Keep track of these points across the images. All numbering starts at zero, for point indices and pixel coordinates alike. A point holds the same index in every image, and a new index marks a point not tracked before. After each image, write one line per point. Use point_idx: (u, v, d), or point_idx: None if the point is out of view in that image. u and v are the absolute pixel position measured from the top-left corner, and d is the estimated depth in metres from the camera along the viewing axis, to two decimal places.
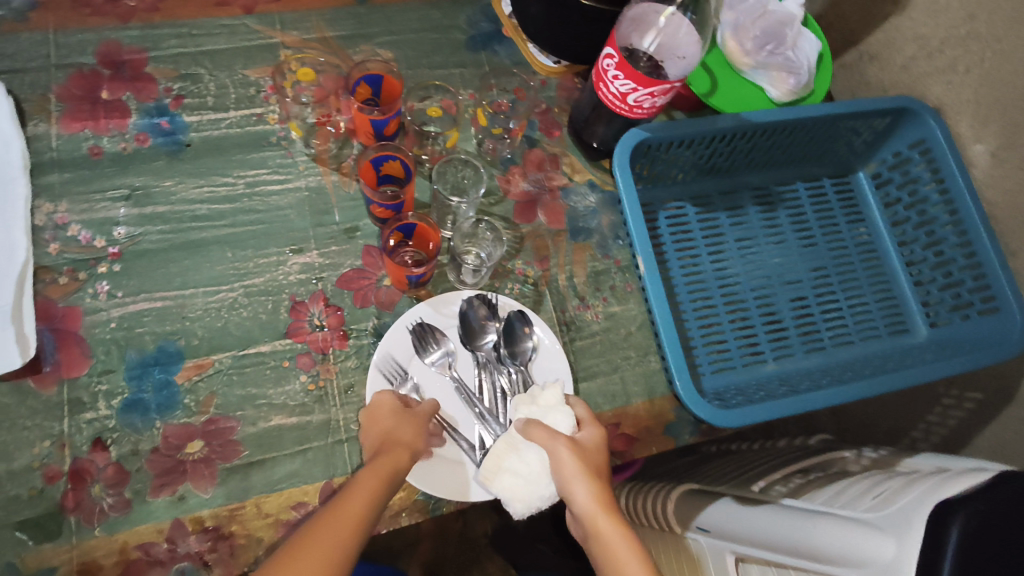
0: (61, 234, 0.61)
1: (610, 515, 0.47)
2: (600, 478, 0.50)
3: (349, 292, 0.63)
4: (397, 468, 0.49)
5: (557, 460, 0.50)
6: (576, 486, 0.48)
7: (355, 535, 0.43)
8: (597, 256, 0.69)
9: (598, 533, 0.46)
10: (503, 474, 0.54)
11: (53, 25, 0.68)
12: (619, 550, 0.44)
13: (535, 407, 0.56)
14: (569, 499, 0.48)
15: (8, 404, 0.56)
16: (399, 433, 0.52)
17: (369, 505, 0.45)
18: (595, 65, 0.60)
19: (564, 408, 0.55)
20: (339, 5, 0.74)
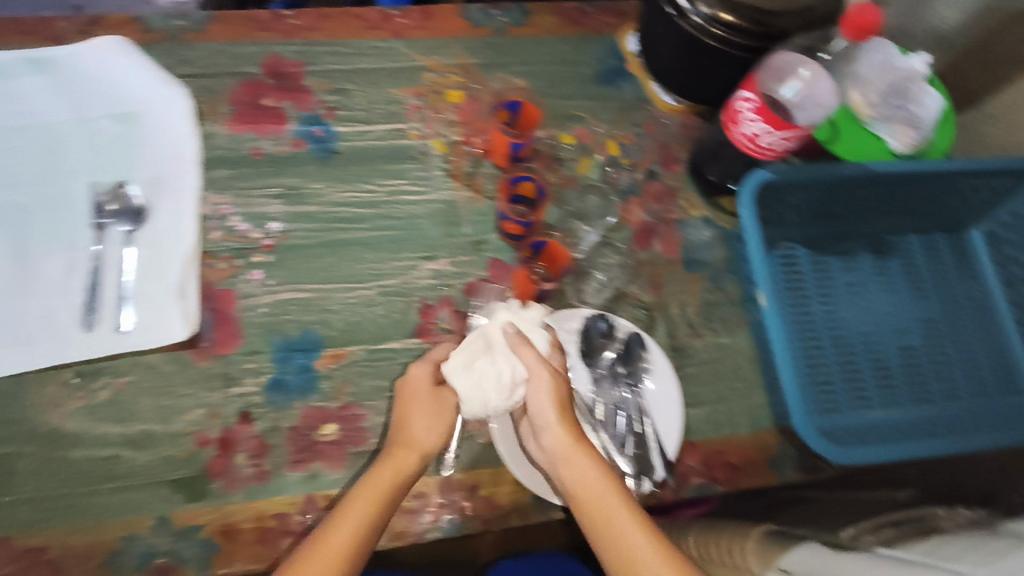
0: (223, 224, 0.67)
1: (578, 446, 0.54)
2: (565, 406, 0.56)
3: (474, 300, 0.67)
4: (399, 475, 0.54)
5: (537, 382, 0.56)
6: (552, 416, 0.55)
7: (346, 549, 0.50)
8: (709, 288, 0.72)
9: (569, 460, 0.54)
10: (478, 374, 0.58)
11: (226, 36, 0.74)
12: (594, 481, 0.53)
13: (523, 321, 0.61)
14: (541, 424, 0.56)
15: (168, 372, 0.61)
16: (414, 431, 0.56)
17: (369, 518, 0.51)
18: (729, 106, 0.63)
19: (543, 332, 0.61)
20: (479, 36, 0.79)
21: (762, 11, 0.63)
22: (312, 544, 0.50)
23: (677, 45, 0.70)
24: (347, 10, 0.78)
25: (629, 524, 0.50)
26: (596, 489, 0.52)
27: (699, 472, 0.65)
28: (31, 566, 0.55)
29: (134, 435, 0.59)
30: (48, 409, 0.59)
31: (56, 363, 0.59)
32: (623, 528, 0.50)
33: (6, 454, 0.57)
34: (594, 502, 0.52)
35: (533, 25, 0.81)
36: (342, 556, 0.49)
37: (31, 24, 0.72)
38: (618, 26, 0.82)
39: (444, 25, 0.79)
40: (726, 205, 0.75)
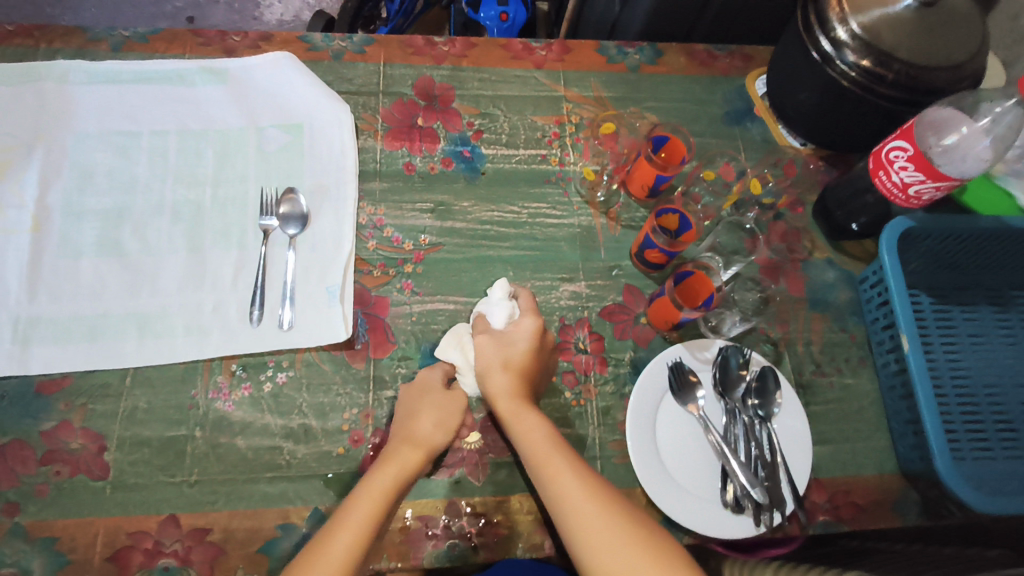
0: (377, 233, 0.70)
1: (515, 397, 0.58)
2: (511, 370, 0.59)
3: (610, 324, 0.70)
4: (403, 472, 0.55)
5: (487, 352, 0.61)
6: (494, 373, 0.59)
7: (359, 541, 0.49)
8: (833, 328, 0.73)
9: (510, 406, 0.58)
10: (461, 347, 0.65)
11: (383, 59, 0.80)
12: (525, 420, 0.56)
13: (488, 300, 0.66)
14: (485, 383, 0.60)
15: (325, 370, 0.64)
16: (421, 426, 0.59)
17: (383, 495, 0.53)
18: (878, 154, 0.67)
19: (504, 304, 0.64)
20: (614, 70, 0.83)
21: (913, 63, 0.64)
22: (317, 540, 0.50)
23: (817, 91, 0.73)
24: (494, 41, 0.83)
25: (560, 462, 0.53)
26: (536, 431, 0.56)
27: (826, 510, 0.65)
28: (196, 545, 0.56)
29: (293, 428, 0.61)
30: (215, 397, 0.62)
31: (227, 353, 0.63)
32: (551, 462, 0.53)
33: (178, 436, 0.60)
34: (531, 441, 0.55)
35: (665, 65, 0.85)
36: (353, 549, 0.49)
37: (209, 37, 0.78)
38: (744, 70, 0.86)
39: (582, 60, 0.83)
40: (850, 250, 0.78)
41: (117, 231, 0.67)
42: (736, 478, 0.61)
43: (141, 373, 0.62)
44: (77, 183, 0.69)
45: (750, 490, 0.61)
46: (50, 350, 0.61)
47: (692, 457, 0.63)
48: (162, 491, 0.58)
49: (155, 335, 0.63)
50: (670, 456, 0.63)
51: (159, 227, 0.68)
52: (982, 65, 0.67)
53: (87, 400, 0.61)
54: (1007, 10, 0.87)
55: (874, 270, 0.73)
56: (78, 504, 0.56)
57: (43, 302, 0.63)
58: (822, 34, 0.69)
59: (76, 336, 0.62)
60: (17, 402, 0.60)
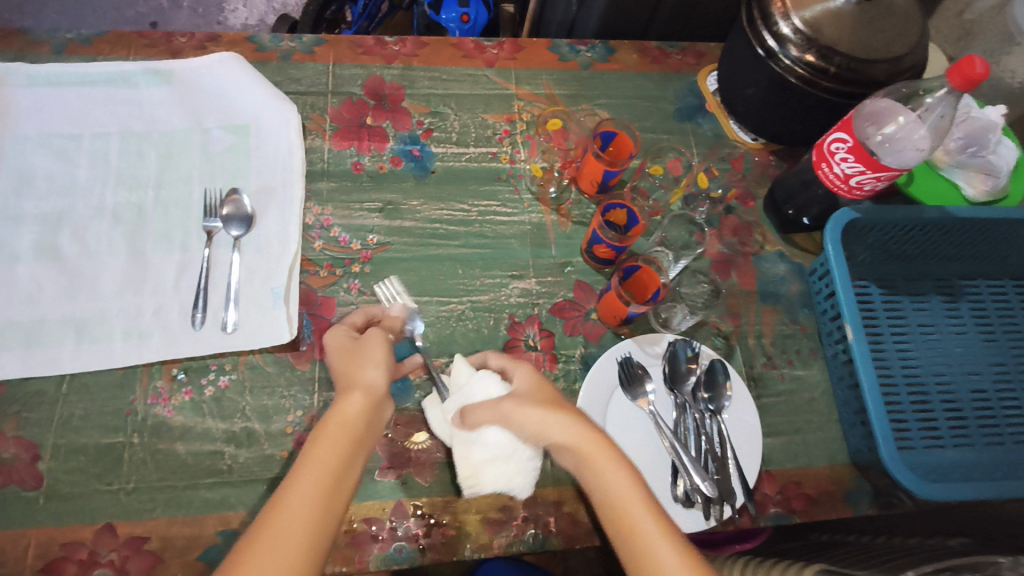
0: (324, 233, 0.70)
1: (594, 434, 0.52)
2: (575, 412, 0.55)
3: (560, 320, 0.70)
4: (348, 421, 0.51)
5: (519, 418, 0.55)
6: (553, 418, 0.54)
7: (309, 505, 0.45)
8: (784, 321, 0.74)
9: (587, 452, 0.52)
10: (488, 472, 0.57)
11: (332, 59, 0.79)
12: (619, 481, 0.50)
13: (460, 388, 0.61)
14: (548, 435, 0.53)
15: (269, 372, 0.63)
16: (356, 372, 0.55)
17: (324, 457, 0.48)
18: (820, 146, 0.67)
19: (483, 375, 0.60)
20: (566, 68, 0.83)
21: (854, 56, 0.65)
22: (267, 522, 0.44)
23: (764, 84, 0.74)
24: (445, 41, 0.83)
25: (647, 512, 0.48)
26: (630, 492, 0.49)
27: (777, 502, 0.65)
28: (134, 554, 0.55)
29: (235, 432, 0.60)
30: (155, 402, 0.61)
31: (168, 357, 0.62)
32: (643, 524, 0.48)
33: (115, 443, 0.59)
34: (599, 470, 0.50)
35: (616, 62, 0.85)
36: (311, 515, 0.45)
37: (154, 38, 0.77)
38: (696, 67, 0.87)
39: (533, 58, 0.83)
40: (800, 242, 0.78)
41: (56, 235, 0.65)
42: (687, 474, 0.61)
43: (78, 379, 0.61)
44: (14, 187, 0.67)
45: (700, 486, 0.60)
46: None
47: (641, 451, 0.63)
48: (99, 500, 0.56)
49: (92, 340, 0.62)
50: (619, 451, 0.63)
51: (100, 230, 0.66)
52: (921, 56, 0.68)
53: (21, 407, 0.59)
54: (951, 6, 0.88)
55: (821, 262, 0.73)
56: (10, 515, 0.55)
57: None
58: (766, 30, 0.69)
59: (11, 343, 0.60)
60: None
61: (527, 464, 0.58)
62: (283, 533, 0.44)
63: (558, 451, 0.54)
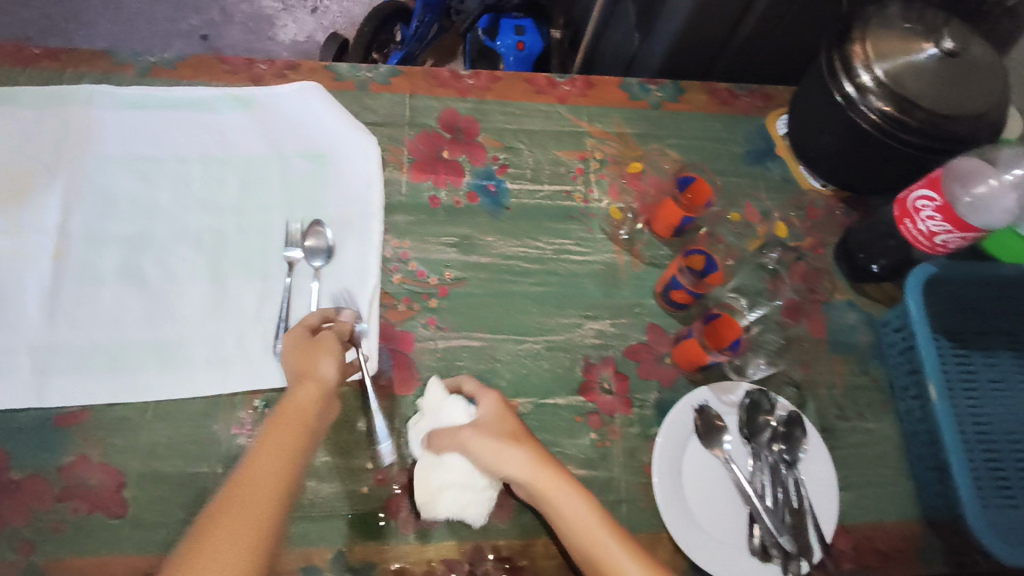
0: (402, 267, 0.70)
1: (544, 467, 0.56)
2: (519, 440, 0.58)
3: (635, 364, 0.70)
4: (301, 419, 0.52)
5: (478, 449, 0.57)
6: (503, 456, 0.56)
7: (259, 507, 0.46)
8: (856, 371, 0.73)
9: (543, 487, 0.55)
10: (443, 496, 0.58)
11: (408, 90, 0.80)
12: (573, 503, 0.55)
13: (435, 410, 0.62)
14: (503, 471, 0.56)
15: (350, 407, 0.63)
16: (308, 372, 0.55)
17: (278, 458, 0.49)
18: (903, 201, 0.68)
19: (455, 401, 0.61)
20: (637, 107, 0.84)
21: (936, 113, 0.67)
22: (233, 483, 0.47)
23: (842, 134, 0.74)
24: (518, 76, 0.83)
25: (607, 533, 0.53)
26: (581, 513, 0.54)
27: (851, 558, 0.64)
28: None
29: (317, 467, 0.60)
30: (239, 433, 0.61)
31: (252, 388, 0.62)
32: (603, 543, 0.53)
33: (198, 472, 0.58)
34: (562, 508, 0.55)
35: (686, 101, 0.85)
36: (273, 474, 0.48)
37: (235, 64, 0.78)
38: (765, 109, 0.87)
39: (605, 96, 0.84)
40: (871, 292, 0.77)
41: (138, 259, 0.65)
42: (766, 526, 0.62)
43: (161, 407, 0.60)
44: (98, 208, 0.66)
45: (778, 539, 0.61)
46: (69, 382, 0.59)
47: (721, 504, 0.63)
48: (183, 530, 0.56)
49: (177, 368, 0.62)
50: (697, 501, 0.63)
51: (182, 256, 0.66)
52: (1005, 114, 0.69)
53: (106, 433, 0.59)
54: None
55: (896, 315, 0.73)
56: (97, 541, 0.55)
57: (62, 330, 0.61)
58: (847, 80, 0.70)
59: (94, 367, 0.60)
60: (33, 435, 0.58)
61: (482, 494, 0.59)
62: (246, 492, 0.46)
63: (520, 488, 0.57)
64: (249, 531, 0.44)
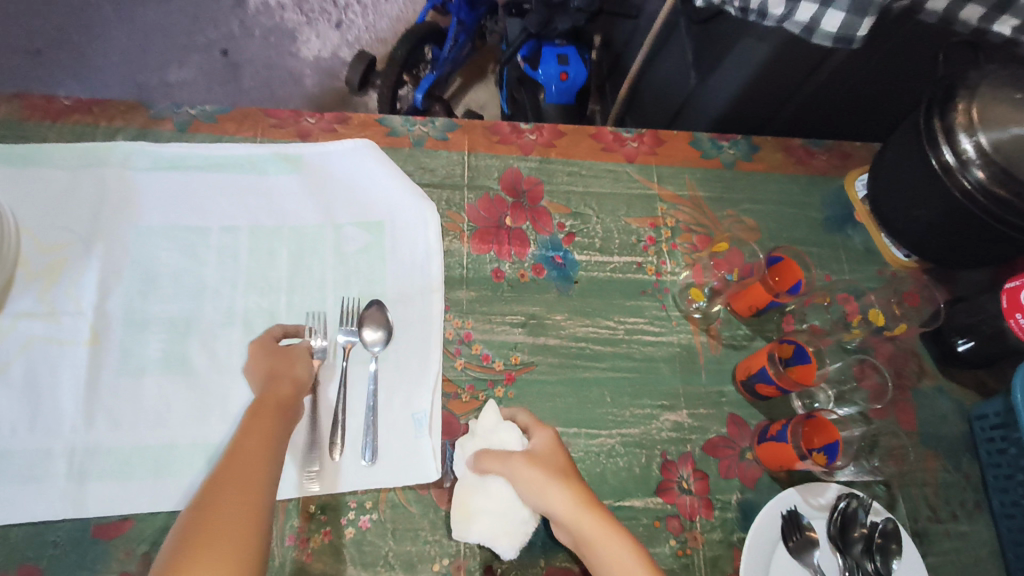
0: (465, 349, 0.65)
1: (589, 509, 0.53)
2: (565, 473, 0.55)
3: (715, 460, 0.64)
4: (282, 405, 0.53)
5: (524, 479, 0.54)
6: (549, 490, 0.53)
7: (253, 483, 0.45)
8: (948, 467, 0.68)
9: (585, 533, 0.52)
10: (479, 522, 0.55)
11: (467, 146, 0.75)
12: (613, 545, 0.51)
13: (484, 434, 0.58)
14: (546, 505, 0.53)
15: (412, 513, 0.58)
16: (280, 370, 0.56)
17: (262, 439, 0.49)
18: (1016, 294, 0.62)
19: (508, 426, 0.58)
20: (709, 166, 0.78)
21: None
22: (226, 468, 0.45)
23: (938, 208, 0.69)
24: (584, 129, 0.78)
25: (626, 549, 0.51)
26: (612, 540, 0.51)
27: None
28: None
29: None
30: (293, 545, 0.55)
31: (308, 493, 0.57)
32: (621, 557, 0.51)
33: None
34: (607, 551, 0.51)
35: (760, 160, 0.80)
36: (263, 460, 0.47)
37: (282, 117, 0.73)
38: (843, 169, 0.82)
39: (674, 153, 0.79)
40: (960, 377, 0.72)
41: (184, 344, 0.60)
42: None
43: None
44: (139, 288, 0.62)
45: None
46: (108, 488, 0.54)
47: None
48: None
49: None
50: None
51: (231, 340, 0.61)
52: None
53: (150, 546, 0.54)
54: None
55: (996, 410, 0.67)
56: None
57: (102, 429, 0.56)
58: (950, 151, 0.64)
59: (137, 472, 0.55)
60: (70, 549, 0.53)
61: (519, 526, 0.55)
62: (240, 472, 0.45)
63: (562, 525, 0.53)
64: (243, 514, 0.42)
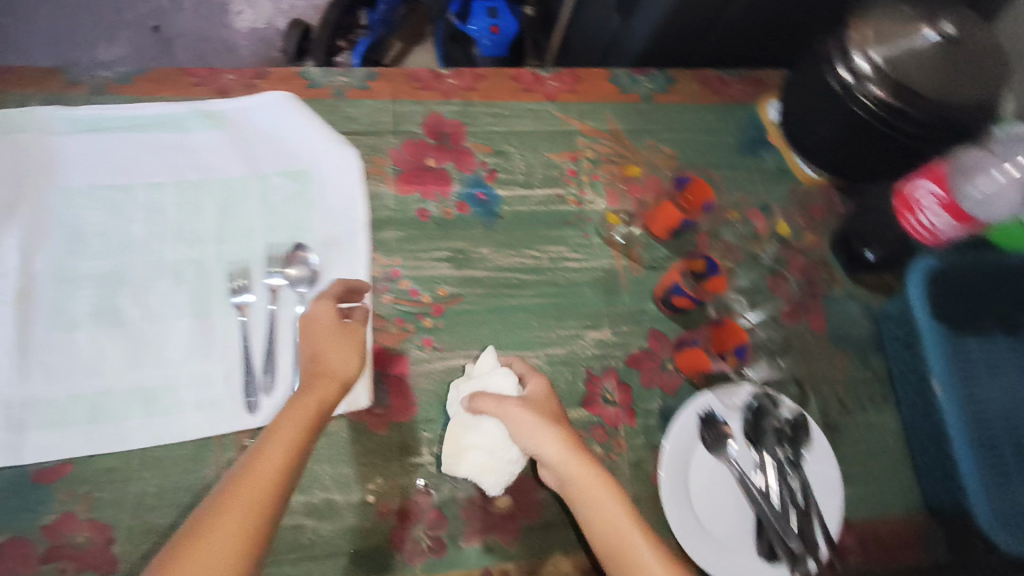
0: (394, 286, 0.67)
1: (581, 465, 0.54)
2: (565, 430, 0.56)
3: (637, 372, 0.68)
4: (313, 412, 0.50)
5: (518, 424, 0.56)
6: (546, 434, 0.55)
7: (245, 524, 0.43)
8: (856, 365, 0.73)
9: (578, 482, 0.53)
10: (468, 458, 0.59)
11: (389, 94, 0.76)
12: (603, 502, 0.52)
13: (475, 379, 0.62)
14: (538, 449, 0.55)
15: (346, 439, 0.60)
16: (324, 358, 0.54)
17: (279, 458, 0.47)
18: (904, 194, 0.67)
19: (503, 372, 0.61)
20: (627, 100, 0.81)
21: (940, 101, 0.66)
22: (228, 492, 0.44)
23: (839, 122, 0.72)
24: (505, 72, 0.79)
25: (642, 542, 0.51)
26: (616, 513, 0.52)
27: (852, 551, 0.65)
28: None
29: (316, 504, 0.58)
30: None
31: (242, 428, 0.59)
32: (633, 544, 0.51)
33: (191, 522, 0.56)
34: (599, 514, 0.52)
35: (678, 92, 0.83)
36: (273, 480, 0.46)
37: (200, 75, 0.73)
38: (757, 96, 0.84)
39: (594, 91, 0.80)
40: (869, 283, 0.76)
41: (115, 297, 0.61)
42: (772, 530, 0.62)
43: (147, 454, 0.57)
44: (68, 246, 0.63)
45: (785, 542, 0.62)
46: (45, 438, 0.56)
47: (727, 510, 0.63)
48: None
49: (162, 411, 0.59)
50: (705, 511, 0.62)
51: (161, 291, 0.62)
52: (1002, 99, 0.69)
53: (92, 487, 0.56)
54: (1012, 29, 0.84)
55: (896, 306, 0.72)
56: None
57: (37, 382, 0.57)
58: (842, 64, 0.68)
59: (73, 420, 0.57)
60: (10, 495, 0.55)
61: (506, 466, 0.59)
62: (232, 507, 0.44)
63: (550, 470, 0.55)
64: (218, 564, 0.42)
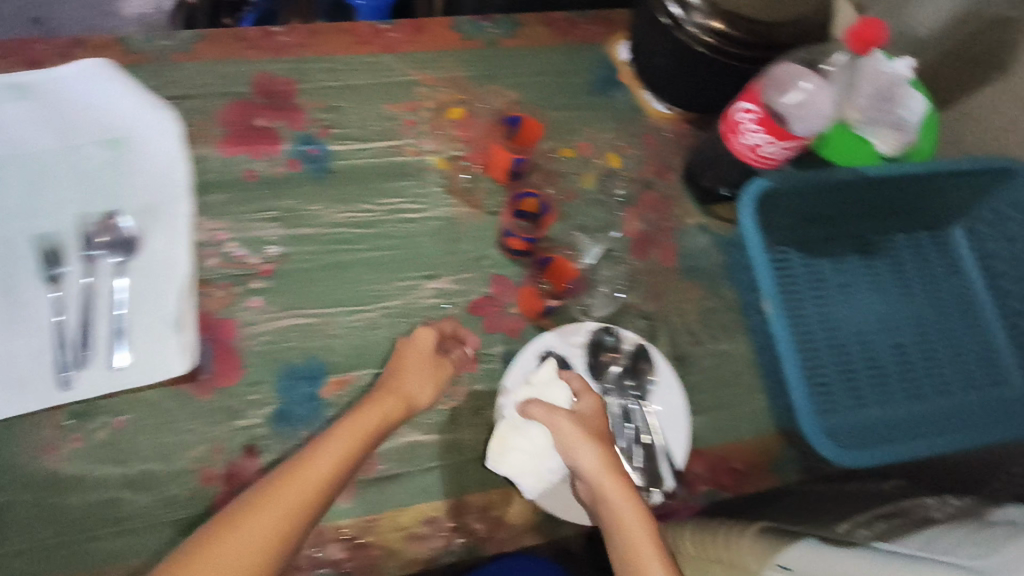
0: (220, 251, 0.65)
1: (609, 471, 0.53)
2: (602, 441, 0.55)
3: (479, 318, 0.67)
4: (360, 426, 0.55)
5: (563, 429, 0.55)
6: (582, 446, 0.54)
7: (279, 523, 0.48)
8: (708, 296, 0.73)
9: (602, 488, 0.53)
10: (512, 457, 0.58)
11: (214, 56, 0.73)
12: (627, 508, 0.51)
13: (532, 385, 0.61)
14: (574, 458, 0.54)
15: (167, 408, 0.59)
16: (407, 382, 0.59)
17: (329, 467, 0.52)
18: (728, 117, 0.65)
19: (561, 383, 0.61)
20: (470, 47, 0.79)
21: (760, 22, 0.64)
22: (271, 492, 0.50)
23: (671, 53, 0.71)
24: (339, 27, 0.77)
25: (648, 542, 0.50)
26: (624, 511, 0.51)
27: (703, 479, 0.65)
28: None
29: (134, 476, 0.57)
30: (44, 453, 0.56)
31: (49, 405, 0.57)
32: (641, 543, 0.50)
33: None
34: (614, 515, 0.52)
35: (524, 36, 0.81)
36: (325, 482, 0.51)
37: (10, 49, 0.70)
38: (607, 35, 0.83)
39: (433, 40, 0.78)
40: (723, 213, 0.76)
41: None
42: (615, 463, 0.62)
43: None
44: None
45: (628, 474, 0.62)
46: None
47: None
48: None
49: None
50: None
51: None
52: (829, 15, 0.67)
53: None
54: None
55: None
56: None
57: None
58: None
59: None
60: None
61: (547, 473, 0.59)
62: (264, 511, 0.48)
63: (578, 473, 0.55)
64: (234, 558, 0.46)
